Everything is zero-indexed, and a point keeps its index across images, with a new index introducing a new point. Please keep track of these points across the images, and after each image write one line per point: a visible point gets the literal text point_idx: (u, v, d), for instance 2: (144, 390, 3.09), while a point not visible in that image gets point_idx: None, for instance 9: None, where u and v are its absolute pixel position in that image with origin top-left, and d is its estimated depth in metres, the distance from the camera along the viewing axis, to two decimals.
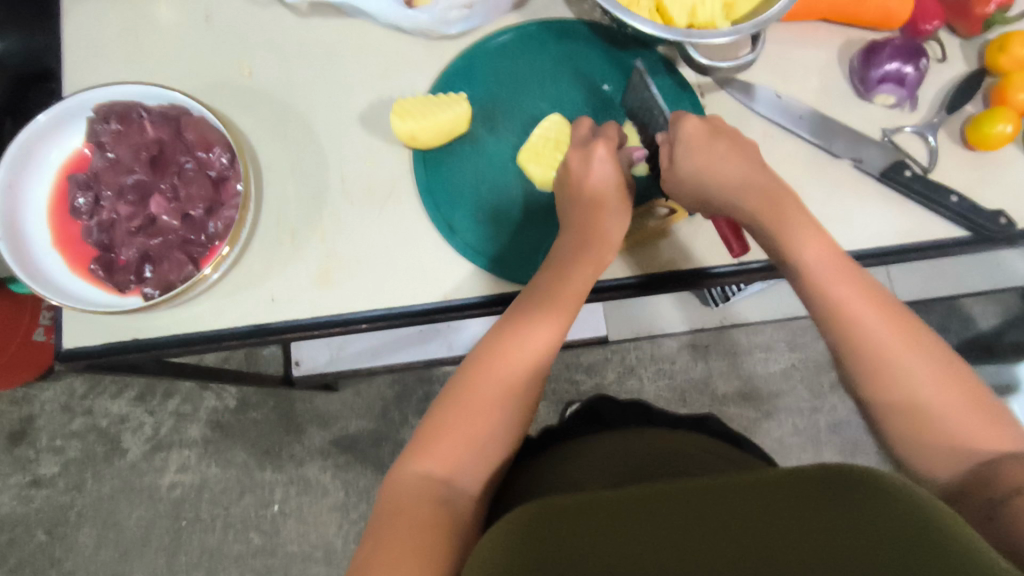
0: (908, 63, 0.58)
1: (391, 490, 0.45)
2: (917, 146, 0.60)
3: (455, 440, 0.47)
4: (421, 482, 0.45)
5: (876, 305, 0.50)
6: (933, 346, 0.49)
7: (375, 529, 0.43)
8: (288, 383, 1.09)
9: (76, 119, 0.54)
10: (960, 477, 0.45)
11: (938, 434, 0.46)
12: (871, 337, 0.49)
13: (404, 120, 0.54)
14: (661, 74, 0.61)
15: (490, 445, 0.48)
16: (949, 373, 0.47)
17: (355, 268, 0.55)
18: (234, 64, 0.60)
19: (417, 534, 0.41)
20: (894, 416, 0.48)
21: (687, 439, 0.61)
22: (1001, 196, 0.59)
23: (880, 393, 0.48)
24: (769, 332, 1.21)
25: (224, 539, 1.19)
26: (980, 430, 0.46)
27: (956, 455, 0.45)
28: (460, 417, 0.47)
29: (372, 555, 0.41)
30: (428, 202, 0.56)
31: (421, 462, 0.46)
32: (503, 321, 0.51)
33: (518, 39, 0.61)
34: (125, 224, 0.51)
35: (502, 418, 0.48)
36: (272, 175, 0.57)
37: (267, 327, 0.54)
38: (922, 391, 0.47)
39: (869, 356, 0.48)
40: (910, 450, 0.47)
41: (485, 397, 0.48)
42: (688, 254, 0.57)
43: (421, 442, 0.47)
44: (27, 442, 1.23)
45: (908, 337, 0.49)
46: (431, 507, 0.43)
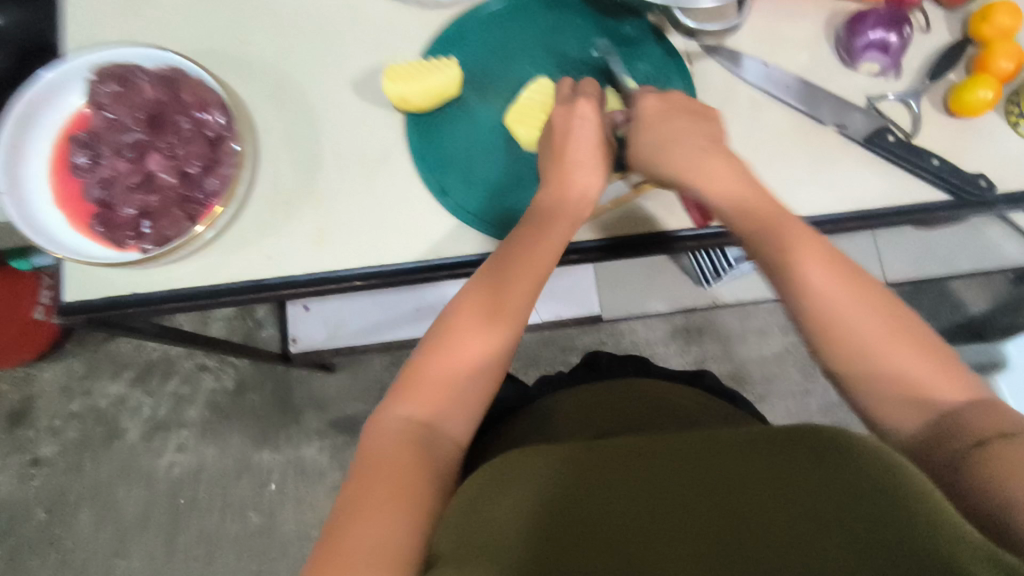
0: (892, 31, 0.59)
1: (374, 434, 0.47)
2: (901, 113, 0.61)
3: (435, 386, 0.48)
4: (402, 427, 0.47)
5: (833, 268, 0.49)
6: (888, 299, 0.48)
7: (357, 471, 0.45)
8: (286, 359, 1.11)
9: (77, 82, 0.55)
10: (923, 428, 0.45)
11: (897, 385, 0.46)
12: (828, 298, 0.48)
13: (395, 83, 0.56)
14: (650, 42, 0.62)
15: (467, 390, 0.49)
16: (904, 325, 0.47)
17: (349, 228, 0.57)
18: (231, 33, 0.61)
19: (400, 475, 0.44)
20: (853, 372, 0.47)
21: (677, 393, 0.63)
22: (982, 163, 0.60)
23: (842, 350, 0.47)
24: (762, 316, 1.22)
25: (222, 519, 1.20)
26: (937, 379, 0.46)
27: (920, 404, 0.45)
28: (440, 365, 0.49)
29: (356, 494, 0.43)
30: (420, 165, 0.58)
31: (402, 408, 0.48)
32: (480, 274, 0.52)
33: (509, 8, 0.62)
34: (124, 181, 0.52)
35: (480, 365, 0.49)
36: (267, 139, 0.58)
37: (263, 284, 0.56)
38: (877, 346, 0.47)
39: (826, 314, 0.48)
40: (869, 406, 0.47)
41: (462, 344, 0.49)
42: (663, 221, 0.59)
43: (403, 389, 0.49)
44: (27, 422, 1.24)
45: (863, 293, 0.48)
46: (411, 454, 0.45)
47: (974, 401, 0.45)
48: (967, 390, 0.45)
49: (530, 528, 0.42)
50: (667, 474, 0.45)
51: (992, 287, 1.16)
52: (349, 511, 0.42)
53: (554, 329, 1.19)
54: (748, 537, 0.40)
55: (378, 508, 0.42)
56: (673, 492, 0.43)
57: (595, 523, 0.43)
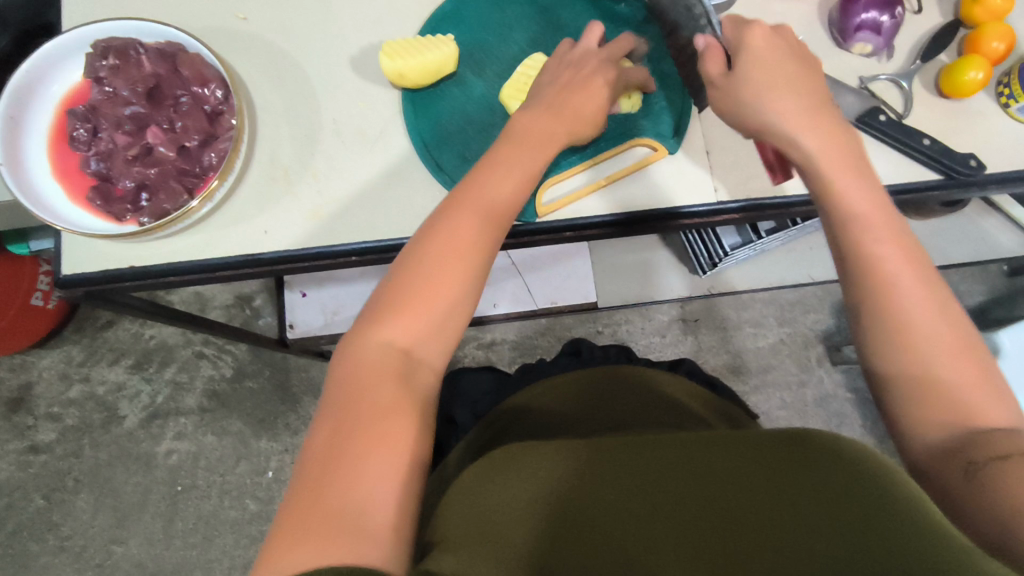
0: (885, 12, 0.60)
1: (354, 356, 0.46)
2: (892, 94, 0.62)
3: (415, 312, 0.47)
4: (381, 355, 0.46)
5: (901, 247, 0.47)
6: (955, 314, 0.45)
7: (335, 404, 0.44)
8: (283, 345, 1.11)
9: (76, 57, 0.55)
10: (953, 442, 0.41)
11: (946, 395, 0.42)
12: (899, 286, 0.45)
13: (392, 59, 0.57)
14: (645, 21, 0.63)
15: (445, 316, 0.48)
16: (967, 344, 0.44)
17: (345, 204, 0.57)
18: (229, 10, 0.62)
19: (385, 423, 0.43)
20: (908, 370, 0.44)
21: (665, 378, 0.65)
22: (974, 144, 0.61)
23: (892, 341, 0.45)
24: (758, 308, 1.23)
25: (220, 505, 1.21)
26: (990, 408, 0.42)
27: (959, 418, 0.42)
28: (419, 294, 0.47)
29: (336, 437, 0.42)
30: (416, 140, 0.59)
31: (382, 332, 0.46)
32: (456, 215, 0.50)
33: None
34: (123, 153, 0.53)
35: (459, 297, 0.48)
36: (265, 116, 0.59)
37: (259, 258, 0.56)
38: (937, 351, 0.44)
39: (888, 303, 0.45)
40: (909, 409, 0.43)
41: (439, 275, 0.47)
42: (666, 193, 0.60)
43: (383, 312, 0.47)
44: (25, 408, 1.25)
45: (930, 296, 0.45)
46: (392, 389, 0.44)
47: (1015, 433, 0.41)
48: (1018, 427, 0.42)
49: (519, 519, 0.43)
50: (660, 464, 0.44)
51: (985, 279, 1.17)
52: (329, 462, 0.40)
53: (550, 317, 1.19)
54: (737, 535, 0.40)
55: (367, 467, 0.41)
56: (665, 483, 0.43)
57: (584, 514, 0.43)
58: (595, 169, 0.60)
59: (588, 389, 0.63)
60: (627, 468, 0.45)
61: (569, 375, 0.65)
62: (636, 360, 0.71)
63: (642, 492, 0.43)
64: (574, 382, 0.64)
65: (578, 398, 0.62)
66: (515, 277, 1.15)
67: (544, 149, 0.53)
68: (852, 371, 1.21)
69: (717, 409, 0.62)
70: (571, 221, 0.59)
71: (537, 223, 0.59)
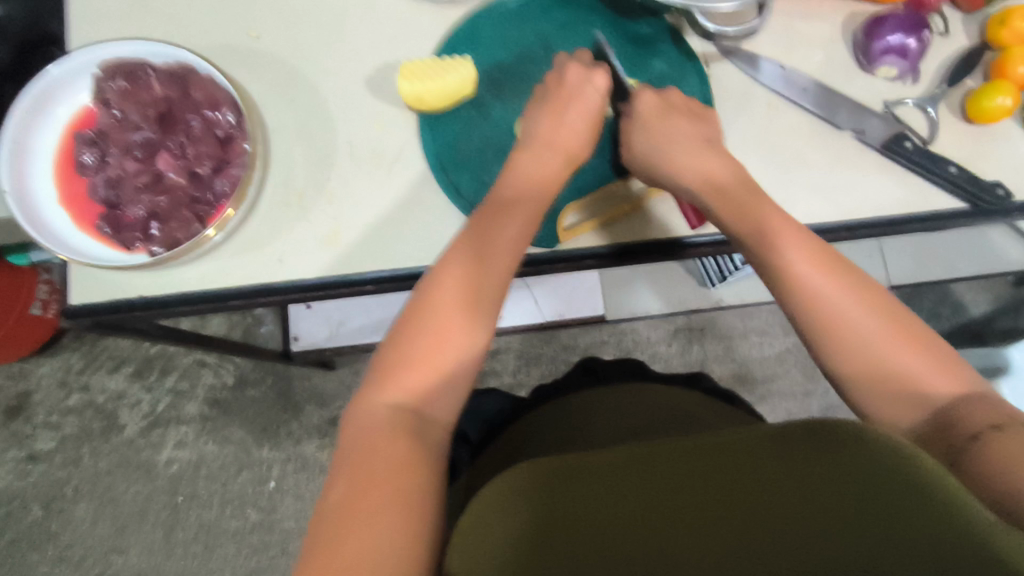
0: (911, 36, 0.59)
1: (360, 422, 0.46)
2: (918, 119, 0.61)
3: (421, 367, 0.47)
4: (388, 416, 0.45)
5: (833, 269, 0.48)
6: (880, 296, 0.48)
7: (345, 467, 0.43)
8: (287, 357, 1.09)
9: (83, 77, 0.54)
10: (923, 426, 0.44)
11: (886, 379, 0.45)
12: (825, 293, 0.47)
13: (411, 82, 0.55)
14: (666, 44, 0.62)
15: (452, 367, 0.48)
16: (897, 321, 0.46)
17: (363, 233, 0.56)
18: (240, 27, 0.60)
19: (393, 468, 0.42)
20: (854, 370, 0.46)
21: (683, 394, 0.63)
22: (1000, 169, 0.60)
23: (832, 352, 0.47)
24: (764, 316, 1.22)
25: (221, 515, 1.19)
26: (931, 372, 0.45)
27: (914, 402, 0.44)
28: (424, 345, 0.48)
29: (348, 496, 0.41)
30: (436, 166, 0.57)
31: (387, 393, 0.46)
32: (459, 252, 0.51)
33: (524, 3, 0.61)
34: (132, 181, 0.52)
35: (465, 342, 0.48)
36: (278, 138, 0.57)
37: (272, 288, 0.55)
38: (871, 341, 0.46)
39: (826, 317, 0.47)
40: (864, 401, 0.46)
41: (442, 322, 0.48)
42: (664, 229, 0.58)
43: (385, 374, 0.47)
44: (24, 416, 1.23)
45: (853, 287, 0.48)
46: (403, 439, 0.44)
47: (966, 393, 0.44)
48: (961, 379, 0.45)
49: (530, 537, 0.41)
50: (671, 481, 0.43)
51: (993, 289, 1.15)
52: (342, 518, 0.40)
53: (555, 328, 1.18)
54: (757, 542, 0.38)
55: (380, 505, 0.41)
56: (679, 497, 0.42)
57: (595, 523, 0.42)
58: (589, 206, 0.59)
59: (607, 406, 0.62)
60: (637, 485, 0.43)
61: (595, 395, 0.63)
62: (653, 375, 0.67)
63: (655, 505, 0.42)
64: (604, 406, 0.62)
65: (595, 413, 0.61)
66: (520, 285, 1.13)
67: (547, 182, 0.54)
68: None
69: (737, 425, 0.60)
70: (568, 250, 0.58)
71: (544, 249, 0.58)
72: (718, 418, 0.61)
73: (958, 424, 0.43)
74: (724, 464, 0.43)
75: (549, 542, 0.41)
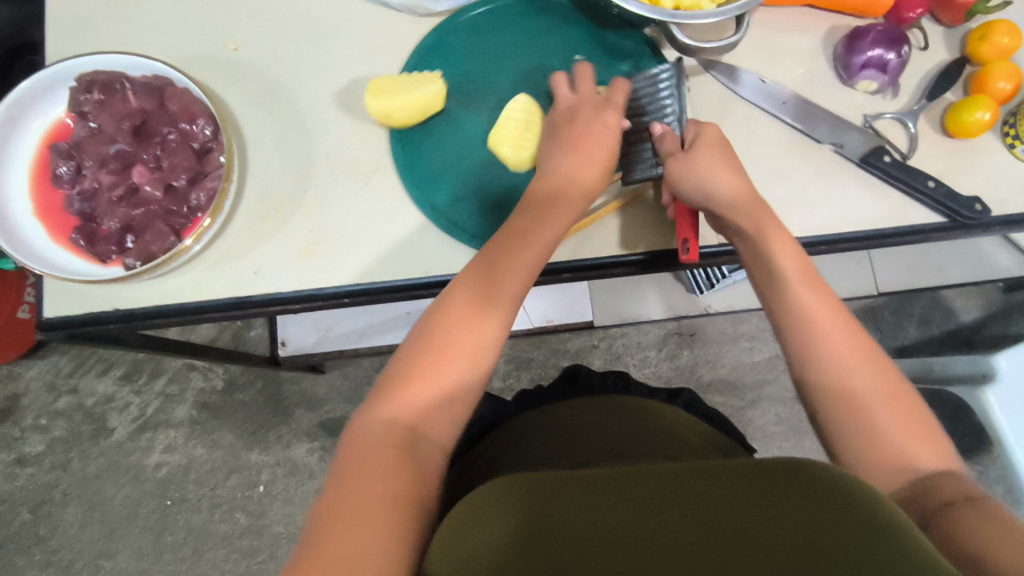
0: (892, 49, 0.58)
1: (356, 436, 0.46)
2: (897, 133, 0.61)
3: (424, 385, 0.48)
4: (385, 431, 0.45)
5: (839, 320, 0.50)
6: (882, 359, 0.49)
7: (336, 479, 0.43)
8: (274, 362, 1.09)
9: (60, 87, 0.54)
10: (901, 491, 0.44)
11: (880, 438, 0.46)
12: (832, 343, 0.49)
13: (378, 98, 0.55)
14: (641, 54, 0.61)
15: (454, 388, 0.48)
16: (894, 383, 0.48)
17: (338, 245, 0.56)
18: (219, 38, 0.60)
19: (380, 481, 0.42)
20: (843, 415, 0.47)
21: (663, 407, 0.63)
22: (978, 184, 0.60)
23: (829, 397, 0.48)
24: (754, 322, 1.21)
25: (210, 519, 1.19)
26: (922, 446, 0.45)
27: (899, 468, 0.45)
28: (426, 365, 0.48)
29: (334, 505, 0.41)
30: (408, 183, 0.57)
31: (386, 410, 0.47)
32: (466, 274, 0.52)
33: (493, 13, 0.62)
34: (107, 194, 0.52)
35: (466, 367, 0.49)
36: (256, 150, 0.58)
37: (249, 300, 0.55)
38: (874, 400, 0.47)
39: (823, 350, 0.49)
40: (850, 455, 0.47)
41: (447, 344, 0.49)
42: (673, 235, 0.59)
43: (387, 391, 0.48)
44: (12, 420, 1.22)
45: (860, 347, 0.49)
46: (396, 454, 0.44)
47: (949, 471, 0.44)
48: (949, 461, 0.45)
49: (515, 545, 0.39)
50: (660, 495, 0.41)
51: (983, 295, 1.14)
52: (326, 528, 0.39)
53: (545, 333, 1.18)
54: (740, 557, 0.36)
55: (361, 516, 0.40)
56: (667, 510, 0.40)
57: (577, 532, 0.40)
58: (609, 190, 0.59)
59: (582, 415, 0.61)
60: (622, 496, 0.42)
61: (574, 408, 0.63)
62: (634, 387, 0.68)
63: (640, 519, 0.40)
64: (579, 418, 0.61)
65: (578, 422, 0.61)
66: None
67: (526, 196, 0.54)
68: None
69: (712, 439, 0.60)
70: (584, 259, 0.59)
71: (558, 260, 0.58)
72: (691, 429, 0.61)
73: (936, 491, 0.43)
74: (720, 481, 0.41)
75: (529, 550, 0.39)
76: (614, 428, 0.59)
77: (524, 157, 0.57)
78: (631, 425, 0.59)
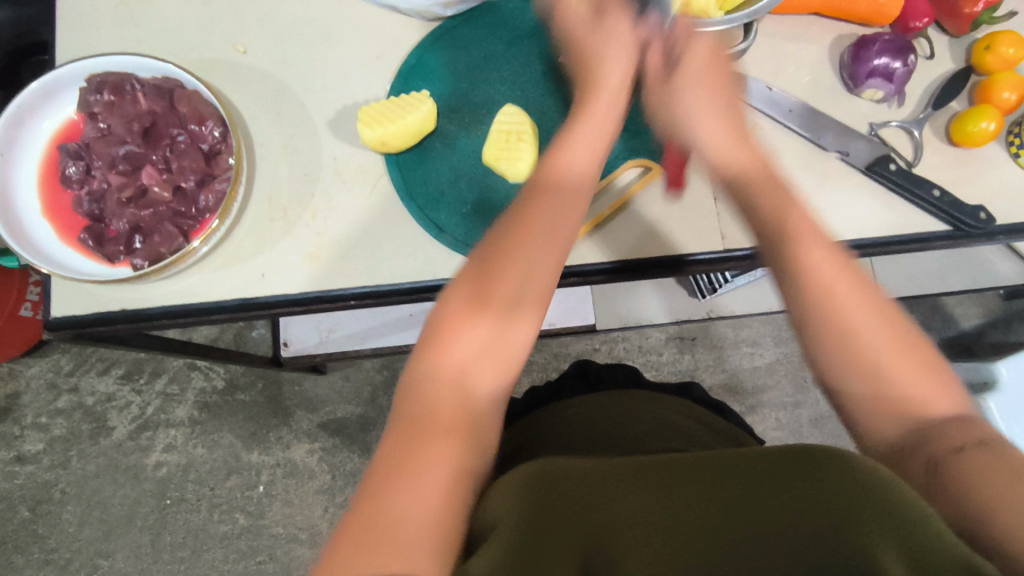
0: (898, 59, 0.59)
1: (414, 387, 0.41)
2: (903, 141, 0.61)
3: (481, 327, 0.43)
4: (446, 381, 0.41)
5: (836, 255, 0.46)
6: (880, 295, 0.44)
7: (394, 439, 0.39)
8: (276, 363, 1.08)
9: (69, 87, 0.54)
10: (905, 436, 0.41)
11: (878, 381, 0.42)
12: (829, 280, 0.45)
13: (372, 128, 0.55)
14: None
15: (513, 330, 0.44)
16: (898, 328, 0.43)
17: (344, 248, 0.56)
18: (228, 41, 0.60)
19: (445, 443, 0.39)
20: (836, 357, 0.44)
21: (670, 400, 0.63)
22: (983, 194, 0.60)
23: (824, 339, 0.44)
24: (756, 327, 1.21)
25: (209, 519, 1.19)
26: (927, 389, 0.42)
27: (901, 412, 0.41)
28: (483, 303, 0.43)
29: (398, 469, 0.38)
30: (408, 202, 0.57)
31: (444, 355, 0.42)
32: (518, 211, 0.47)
33: (493, 19, 0.62)
34: (116, 195, 0.52)
35: (526, 306, 0.45)
36: (264, 153, 0.58)
37: (256, 302, 0.55)
38: (869, 342, 0.43)
39: (812, 291, 0.45)
40: (849, 401, 0.43)
41: (506, 283, 0.44)
42: (678, 241, 0.60)
43: (441, 334, 0.43)
44: (11, 418, 1.22)
45: (857, 284, 0.45)
46: (456, 411, 0.41)
47: (961, 416, 0.40)
48: (958, 406, 0.41)
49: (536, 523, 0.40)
50: (669, 483, 0.43)
51: (985, 303, 1.14)
52: (390, 493, 0.37)
53: (546, 336, 1.18)
54: (755, 539, 0.39)
55: (419, 489, 0.37)
56: (678, 495, 0.42)
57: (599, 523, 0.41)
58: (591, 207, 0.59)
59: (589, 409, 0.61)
60: (632, 487, 0.43)
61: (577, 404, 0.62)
62: (643, 383, 0.68)
63: (651, 508, 0.41)
64: (585, 413, 0.60)
65: (583, 416, 0.60)
66: None
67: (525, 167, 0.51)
68: None
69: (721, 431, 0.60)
70: (591, 263, 0.59)
71: (566, 264, 0.59)
72: (701, 423, 0.60)
73: (942, 436, 0.39)
74: (726, 467, 0.43)
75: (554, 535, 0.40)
76: (621, 424, 0.58)
77: (521, 169, 0.57)
78: (637, 420, 0.58)
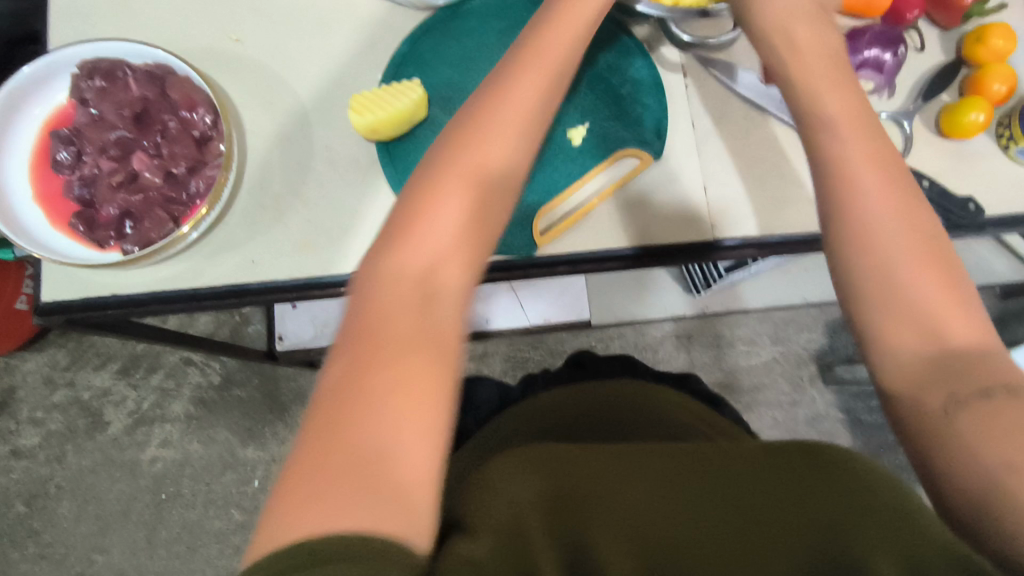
0: (887, 51, 0.59)
1: (364, 304, 0.38)
2: (893, 133, 0.61)
3: (427, 233, 0.40)
4: (398, 294, 0.39)
5: (888, 175, 0.43)
6: (927, 226, 0.42)
7: (345, 358, 0.36)
8: (271, 357, 1.09)
9: (62, 74, 0.55)
10: (924, 359, 0.39)
11: (906, 299, 0.40)
12: (868, 195, 0.43)
13: (362, 115, 0.55)
14: (635, 58, 0.62)
15: (462, 236, 0.41)
16: (936, 248, 0.42)
17: (335, 235, 0.56)
18: (222, 30, 0.61)
19: (403, 358, 0.36)
20: (864, 272, 0.42)
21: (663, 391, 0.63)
22: (974, 187, 0.60)
23: (853, 251, 0.42)
24: (752, 325, 1.21)
25: (204, 514, 1.19)
26: (954, 317, 0.40)
27: (923, 334, 0.40)
28: (432, 210, 0.41)
29: (349, 387, 0.35)
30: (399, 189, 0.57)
31: (393, 268, 0.39)
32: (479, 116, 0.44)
33: (487, 11, 0.62)
34: (107, 180, 0.52)
35: (477, 212, 0.42)
36: (256, 140, 0.58)
37: (246, 288, 0.55)
38: (904, 259, 0.41)
39: (853, 206, 0.43)
40: (871, 317, 0.41)
41: (456, 188, 0.41)
42: (671, 230, 0.59)
43: (391, 245, 0.40)
44: (8, 413, 1.22)
45: (900, 201, 0.43)
46: (409, 323, 0.38)
47: (982, 348, 0.39)
48: (983, 339, 0.40)
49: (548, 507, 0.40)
50: (678, 469, 0.43)
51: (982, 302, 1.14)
52: (351, 415, 0.34)
53: (542, 332, 1.18)
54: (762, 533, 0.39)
55: (381, 407, 0.34)
56: (688, 485, 0.42)
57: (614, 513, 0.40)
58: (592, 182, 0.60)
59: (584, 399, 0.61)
60: (640, 471, 0.43)
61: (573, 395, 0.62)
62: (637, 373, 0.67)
63: (661, 495, 0.41)
64: (561, 406, 0.60)
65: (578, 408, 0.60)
66: (508, 292, 1.14)
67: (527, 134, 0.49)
68: (843, 392, 1.20)
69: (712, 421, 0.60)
70: (584, 251, 0.58)
71: (556, 252, 0.58)
72: (694, 413, 0.60)
73: (965, 369, 0.38)
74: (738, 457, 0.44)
75: (556, 524, 0.39)
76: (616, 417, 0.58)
77: None
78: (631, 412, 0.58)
